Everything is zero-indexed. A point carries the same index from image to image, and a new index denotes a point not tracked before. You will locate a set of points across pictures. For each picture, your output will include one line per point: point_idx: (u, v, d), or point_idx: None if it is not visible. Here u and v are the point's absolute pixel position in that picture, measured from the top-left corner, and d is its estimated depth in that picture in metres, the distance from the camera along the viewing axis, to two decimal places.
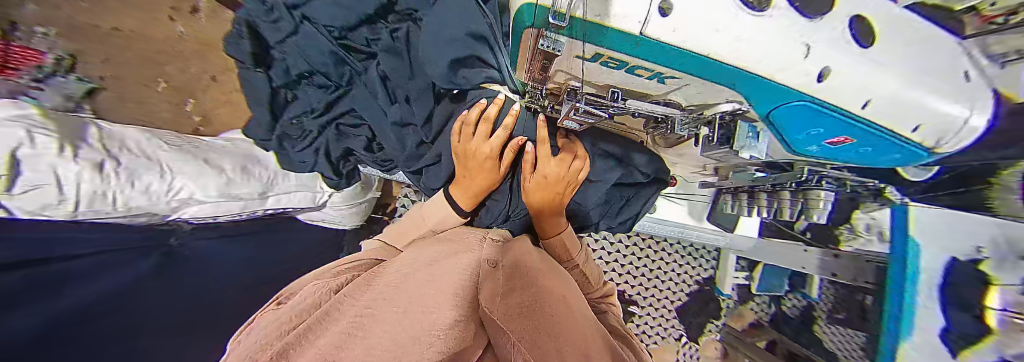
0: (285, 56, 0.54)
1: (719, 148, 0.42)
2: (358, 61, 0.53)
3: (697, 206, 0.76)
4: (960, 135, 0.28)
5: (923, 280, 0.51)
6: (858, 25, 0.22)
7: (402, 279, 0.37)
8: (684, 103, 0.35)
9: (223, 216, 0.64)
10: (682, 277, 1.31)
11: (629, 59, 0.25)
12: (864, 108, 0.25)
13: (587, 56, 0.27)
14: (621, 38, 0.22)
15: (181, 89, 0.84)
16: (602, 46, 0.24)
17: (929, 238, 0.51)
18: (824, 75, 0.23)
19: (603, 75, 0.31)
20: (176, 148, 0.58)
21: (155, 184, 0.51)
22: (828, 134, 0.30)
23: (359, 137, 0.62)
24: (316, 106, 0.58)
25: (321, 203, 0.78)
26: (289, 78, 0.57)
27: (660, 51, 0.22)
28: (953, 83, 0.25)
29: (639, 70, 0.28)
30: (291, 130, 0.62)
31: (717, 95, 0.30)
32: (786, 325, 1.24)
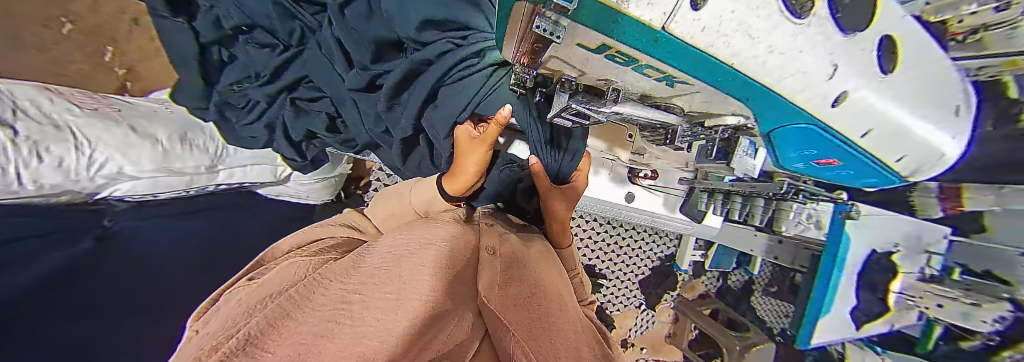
0: (213, 3, 0.43)
1: (714, 162, 0.46)
2: (309, 15, 0.44)
3: (672, 198, 0.76)
4: (931, 165, 0.31)
5: (849, 264, 0.65)
6: (879, 42, 0.21)
7: (398, 260, 0.29)
8: (686, 108, 0.33)
9: (164, 193, 0.57)
10: (648, 253, 1.41)
11: (642, 57, 0.20)
12: (864, 137, 0.26)
13: (592, 46, 0.20)
14: (639, 31, 0.16)
15: (92, 34, 0.68)
16: (611, 39, 0.18)
17: (858, 232, 0.65)
18: (839, 98, 0.22)
19: (603, 69, 0.26)
20: (90, 112, 0.48)
21: (69, 158, 0.43)
22: (820, 159, 0.31)
23: (319, 116, 0.55)
24: (262, 71, 0.49)
25: (284, 178, 0.74)
26: (221, 33, 0.46)
27: (681, 54, 0.17)
28: (940, 111, 0.27)
29: (650, 70, 0.23)
30: (233, 99, 0.54)
31: (723, 106, 0.28)
32: (728, 294, 1.46)
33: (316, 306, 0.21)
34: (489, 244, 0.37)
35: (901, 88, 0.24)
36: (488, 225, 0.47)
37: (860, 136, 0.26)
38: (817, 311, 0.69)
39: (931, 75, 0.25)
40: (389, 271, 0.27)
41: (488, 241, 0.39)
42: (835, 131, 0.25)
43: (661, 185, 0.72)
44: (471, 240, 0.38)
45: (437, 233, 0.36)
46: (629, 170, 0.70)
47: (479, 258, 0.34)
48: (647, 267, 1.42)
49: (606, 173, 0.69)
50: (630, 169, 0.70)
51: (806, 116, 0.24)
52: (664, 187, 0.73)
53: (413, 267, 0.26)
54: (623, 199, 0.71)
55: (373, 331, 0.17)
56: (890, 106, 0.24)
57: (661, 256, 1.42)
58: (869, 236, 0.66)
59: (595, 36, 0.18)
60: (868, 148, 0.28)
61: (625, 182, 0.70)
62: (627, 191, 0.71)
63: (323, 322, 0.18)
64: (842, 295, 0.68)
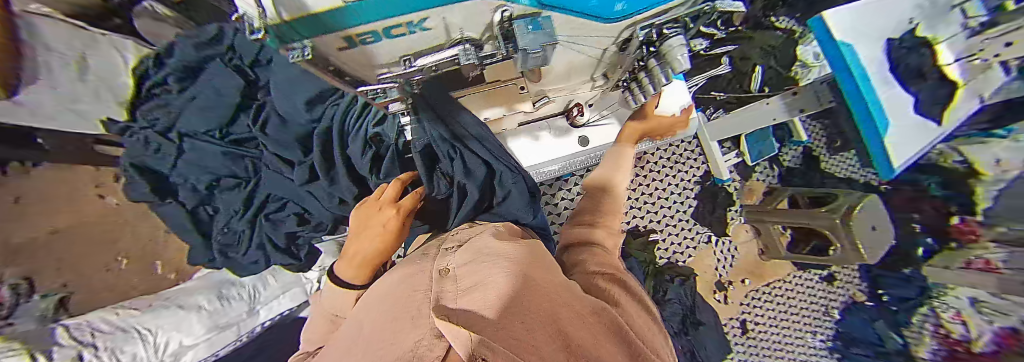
0: (183, 177, 0.56)
1: (523, 57, 0.34)
2: (250, 148, 0.56)
3: (621, 113, 0.72)
4: None
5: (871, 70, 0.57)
6: None
7: (357, 338, 0.29)
8: (477, 34, 0.31)
9: (223, 348, 0.62)
10: (682, 185, 1.29)
11: (367, 27, 0.21)
12: None
13: (344, 42, 0.24)
14: (344, 15, 0.17)
15: (141, 258, 0.91)
16: (336, 29, 0.20)
17: (852, 34, 0.57)
18: None
19: (393, 45, 0.28)
20: (148, 308, 0.60)
21: (138, 351, 0.54)
22: None
23: (288, 218, 0.59)
24: (238, 207, 0.58)
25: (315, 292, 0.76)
26: (201, 195, 0.58)
27: (360, 12, 0.17)
28: None
29: (396, 29, 0.24)
30: (226, 239, 0.61)
31: (483, 15, 0.26)
32: (795, 177, 1.27)
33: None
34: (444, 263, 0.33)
35: None
36: (443, 247, 0.42)
37: None
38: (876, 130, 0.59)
39: None
40: (354, 349, 0.27)
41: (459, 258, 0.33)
42: None
43: (599, 114, 0.71)
44: (431, 267, 0.35)
45: (406, 290, 0.31)
46: (565, 118, 0.70)
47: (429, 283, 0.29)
48: (691, 197, 1.30)
49: (547, 132, 0.70)
50: (565, 116, 0.70)
51: None
52: (604, 114, 0.71)
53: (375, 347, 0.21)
54: (578, 144, 0.71)
55: None
56: None
57: (697, 180, 1.29)
58: (867, 34, 0.58)
59: (328, 35, 0.21)
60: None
61: (569, 129, 0.71)
62: (577, 136, 0.71)
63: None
64: (891, 101, 0.59)
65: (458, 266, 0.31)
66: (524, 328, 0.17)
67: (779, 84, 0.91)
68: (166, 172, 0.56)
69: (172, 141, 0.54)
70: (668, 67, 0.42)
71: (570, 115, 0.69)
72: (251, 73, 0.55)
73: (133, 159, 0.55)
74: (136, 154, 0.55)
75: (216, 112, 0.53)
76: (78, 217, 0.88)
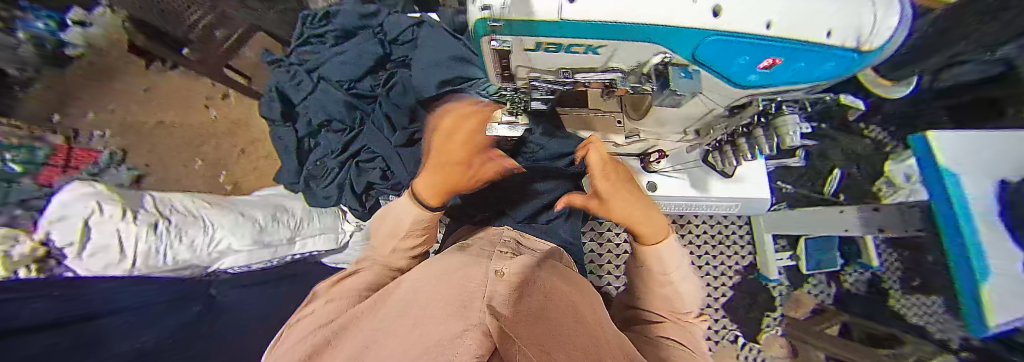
0: (307, 111, 0.68)
1: (665, 96, 0.36)
2: (365, 105, 0.68)
3: (696, 173, 0.67)
4: (884, 30, 0.26)
5: (981, 216, 0.44)
6: None
7: (416, 294, 0.29)
8: (627, 68, 0.34)
9: (257, 264, 0.65)
10: (721, 269, 1.21)
11: (560, 40, 0.28)
12: (770, 30, 0.24)
13: (532, 46, 0.31)
14: (552, 24, 0.26)
15: (214, 164, 0.99)
16: (539, 36, 0.28)
17: (960, 164, 0.47)
18: (718, 11, 0.23)
19: (553, 59, 0.34)
20: (216, 205, 0.63)
21: (199, 238, 0.55)
22: (756, 60, 0.28)
23: (373, 170, 0.65)
24: (336, 148, 0.66)
25: (343, 244, 0.80)
26: (312, 129, 0.68)
27: (576, 28, 0.26)
28: None
29: (577, 48, 0.30)
30: (316, 171, 0.67)
31: (643, 54, 0.30)
32: (853, 304, 1.11)
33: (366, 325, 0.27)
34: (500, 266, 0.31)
35: None
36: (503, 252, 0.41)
37: (764, 29, 0.24)
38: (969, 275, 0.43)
39: None
40: (399, 310, 0.26)
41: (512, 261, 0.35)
42: (737, 32, 0.24)
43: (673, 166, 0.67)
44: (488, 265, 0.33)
45: (449, 269, 0.32)
46: (639, 161, 0.66)
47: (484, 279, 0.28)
48: (729, 287, 1.20)
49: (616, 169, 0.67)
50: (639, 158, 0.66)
51: (703, 34, 0.24)
52: (677, 168, 0.67)
53: (425, 305, 0.24)
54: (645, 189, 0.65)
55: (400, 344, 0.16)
56: None
57: (739, 269, 1.21)
58: (978, 170, 0.47)
59: (529, 38, 0.29)
60: (812, 38, 0.25)
61: (638, 172, 0.66)
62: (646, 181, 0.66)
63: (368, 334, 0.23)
64: (1005, 248, 0.42)
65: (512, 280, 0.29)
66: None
67: (860, 194, 0.80)
68: (297, 102, 0.70)
69: (314, 80, 0.69)
70: (779, 137, 0.44)
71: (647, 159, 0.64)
72: (389, 47, 0.70)
73: (281, 85, 0.70)
74: (283, 83, 0.70)
75: (354, 67, 0.68)
76: (179, 114, 1.00)
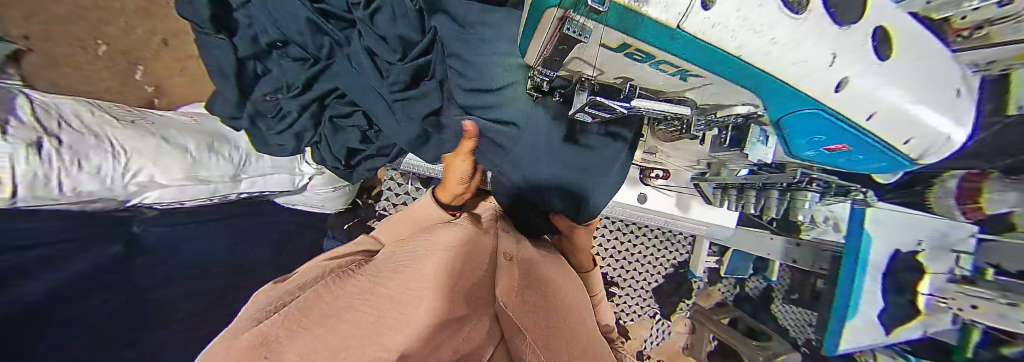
0: (251, 21, 0.55)
1: (729, 150, 0.48)
2: (337, 30, 0.54)
3: (683, 197, 0.85)
4: (938, 148, 0.35)
5: (869, 271, 0.65)
6: (885, 37, 0.26)
7: (415, 259, 0.33)
8: (698, 102, 0.36)
9: (191, 201, 0.59)
10: (660, 261, 1.39)
11: (658, 53, 0.22)
12: (871, 120, 0.29)
13: (613, 45, 0.23)
14: (656, 28, 0.18)
15: (126, 53, 0.78)
16: (631, 38, 0.21)
17: (877, 230, 0.64)
18: (842, 84, 0.25)
19: (623, 67, 0.29)
20: (129, 124, 0.51)
21: (108, 166, 0.44)
22: (829, 140, 0.33)
23: (352, 131, 0.66)
24: (296, 82, 0.61)
25: (300, 186, 0.77)
26: (257, 47, 0.58)
27: (695, 50, 0.20)
28: (946, 100, 0.31)
29: (665, 65, 0.26)
30: (265, 107, 0.65)
31: (732, 97, 0.31)
32: (746, 303, 1.40)
33: (332, 312, 0.25)
34: (504, 250, 0.41)
35: (909, 76, 0.27)
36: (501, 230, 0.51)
37: (867, 119, 0.29)
38: (844, 314, 0.66)
39: (935, 59, 0.29)
40: (411, 263, 0.32)
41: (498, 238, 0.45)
42: (840, 113, 0.27)
43: (671, 185, 0.83)
44: (486, 244, 0.41)
45: (440, 241, 0.37)
46: (639, 172, 0.82)
47: (494, 262, 0.37)
48: (660, 275, 1.40)
49: None
50: (642, 171, 0.81)
51: (820, 104, 0.26)
52: (673, 187, 0.84)
53: (428, 260, 0.31)
54: (636, 199, 0.83)
55: (389, 338, 0.19)
56: (892, 98, 0.27)
57: (673, 263, 1.40)
58: (888, 234, 0.65)
59: (617, 36, 0.21)
60: (886, 139, 0.31)
61: (638, 182, 0.82)
62: (639, 191, 0.82)
63: (344, 326, 0.22)
64: (868, 296, 0.66)
65: (512, 264, 0.38)
66: (571, 358, 0.25)
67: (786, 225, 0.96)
68: (235, 2, 0.53)
69: None
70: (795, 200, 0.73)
71: (646, 173, 0.80)
72: None
73: None
74: None
75: None
76: None
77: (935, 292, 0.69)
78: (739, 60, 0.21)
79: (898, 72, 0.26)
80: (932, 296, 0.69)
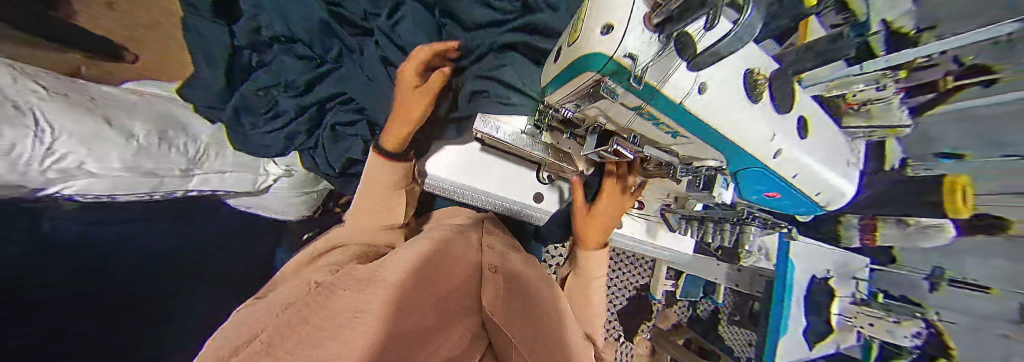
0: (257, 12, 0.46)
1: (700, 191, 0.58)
2: (348, 36, 0.51)
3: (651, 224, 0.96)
4: (837, 198, 0.46)
5: (796, 293, 0.79)
6: (806, 121, 0.37)
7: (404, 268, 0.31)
8: (680, 155, 0.42)
9: (123, 195, 0.50)
10: (623, 282, 1.47)
11: (659, 115, 0.32)
12: (793, 178, 0.40)
13: (629, 105, 0.32)
14: (662, 100, 0.29)
15: None
16: (644, 102, 0.30)
17: (801, 260, 0.79)
18: (777, 153, 0.36)
19: (629, 121, 0.36)
20: (62, 96, 0.42)
21: (27, 148, 0.36)
22: (768, 191, 0.43)
23: (354, 137, 0.67)
24: (295, 82, 0.55)
25: (262, 189, 0.72)
26: (259, 40, 0.49)
27: (681, 115, 0.30)
28: (845, 166, 0.43)
29: (663, 126, 0.34)
30: (255, 103, 0.58)
31: (706, 154, 0.39)
32: (698, 324, 1.52)
33: (329, 313, 0.23)
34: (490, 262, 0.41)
35: (818, 147, 0.39)
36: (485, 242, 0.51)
37: (793, 177, 0.40)
38: (778, 332, 0.77)
39: (836, 137, 0.42)
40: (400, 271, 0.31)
41: (488, 255, 0.46)
42: (775, 172, 0.38)
43: (644, 213, 0.93)
44: (475, 259, 0.41)
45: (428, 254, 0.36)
46: None
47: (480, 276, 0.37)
48: (624, 296, 1.47)
49: None
50: None
51: (761, 164, 0.37)
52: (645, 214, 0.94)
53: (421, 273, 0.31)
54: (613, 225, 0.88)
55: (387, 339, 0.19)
56: (810, 163, 0.39)
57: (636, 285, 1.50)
58: (806, 263, 0.80)
59: (635, 101, 0.30)
60: (805, 192, 0.42)
61: None
62: None
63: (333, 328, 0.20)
64: (795, 316, 0.79)
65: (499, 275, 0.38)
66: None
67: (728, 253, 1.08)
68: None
69: None
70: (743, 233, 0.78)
71: None
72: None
73: None
74: None
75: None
76: None
77: (843, 313, 0.84)
78: (703, 120, 0.30)
79: (814, 145, 0.38)
80: (842, 317, 0.85)
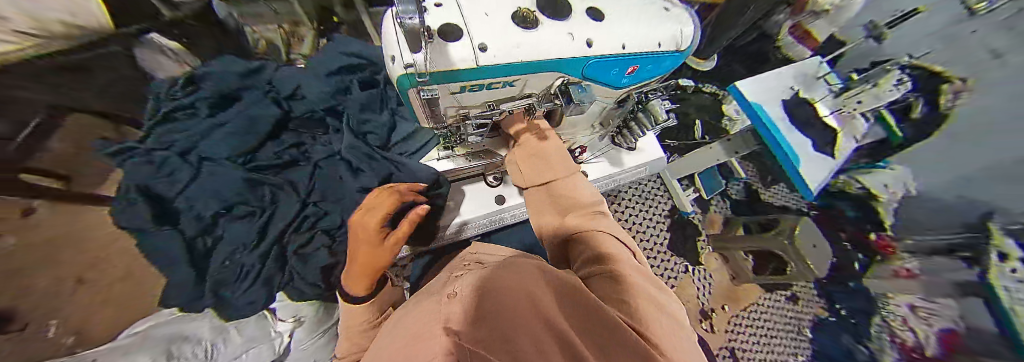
0: (192, 204, 0.62)
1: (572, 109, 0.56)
2: (273, 176, 0.69)
3: (613, 155, 0.99)
4: (683, 38, 0.56)
5: (782, 128, 1.01)
6: (592, 13, 0.51)
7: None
8: (538, 91, 0.56)
9: None
10: (654, 219, 1.33)
11: (478, 82, 0.47)
12: (626, 48, 0.51)
13: (458, 89, 0.49)
14: (466, 72, 0.43)
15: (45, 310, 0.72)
16: (461, 81, 0.46)
17: (762, 98, 1.05)
18: (591, 43, 0.49)
19: (481, 98, 0.54)
20: None
21: None
22: (620, 68, 0.55)
23: (316, 252, 0.67)
24: (248, 237, 0.63)
25: (282, 351, 0.75)
26: (204, 222, 0.63)
27: (487, 71, 0.45)
28: (656, 17, 0.55)
29: (495, 85, 0.50)
30: (225, 274, 0.63)
31: (549, 78, 0.52)
32: (742, 207, 1.47)
33: None
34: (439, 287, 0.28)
35: (620, 20, 0.52)
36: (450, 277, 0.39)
37: (623, 48, 0.50)
38: (789, 162, 0.99)
39: (636, 6, 0.55)
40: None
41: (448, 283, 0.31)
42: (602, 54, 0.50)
43: (594, 154, 0.98)
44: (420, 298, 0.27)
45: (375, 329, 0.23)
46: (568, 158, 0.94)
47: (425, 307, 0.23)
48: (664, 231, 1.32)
49: None
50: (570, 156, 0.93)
51: (584, 56, 0.49)
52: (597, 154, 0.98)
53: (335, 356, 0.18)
54: None
55: None
56: (622, 33, 0.50)
57: (666, 212, 1.34)
58: (773, 96, 1.07)
59: (454, 85, 0.47)
60: (648, 49, 0.53)
61: None
62: None
63: None
64: (795, 140, 1.02)
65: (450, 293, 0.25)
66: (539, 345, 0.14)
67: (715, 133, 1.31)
68: (173, 196, 0.63)
69: (194, 166, 0.65)
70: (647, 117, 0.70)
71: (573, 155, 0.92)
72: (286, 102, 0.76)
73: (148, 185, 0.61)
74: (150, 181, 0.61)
75: (246, 137, 0.68)
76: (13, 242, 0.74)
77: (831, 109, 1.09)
78: (505, 64, 0.44)
79: (613, 23, 0.51)
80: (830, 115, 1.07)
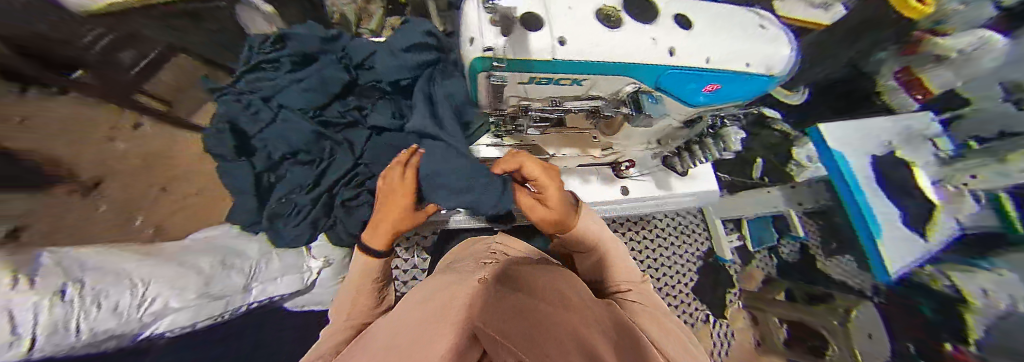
0: (265, 143, 0.67)
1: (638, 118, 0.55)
2: (335, 132, 0.72)
3: (660, 177, 0.92)
4: (776, 60, 0.50)
5: (868, 192, 0.88)
6: (679, 19, 0.47)
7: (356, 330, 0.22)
8: (603, 94, 0.55)
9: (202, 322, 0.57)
10: (686, 257, 1.26)
11: (549, 75, 0.46)
12: (709, 62, 0.47)
13: (525, 80, 0.48)
14: (539, 62, 0.42)
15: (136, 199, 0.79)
16: (531, 72, 0.45)
17: (848, 148, 0.92)
18: (673, 51, 0.45)
19: (545, 91, 0.53)
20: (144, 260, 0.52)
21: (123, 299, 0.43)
22: (699, 84, 0.51)
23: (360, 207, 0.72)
24: (306, 181, 0.68)
25: (309, 283, 0.78)
26: (271, 161, 0.68)
27: (562, 65, 0.43)
28: (748, 31, 0.50)
29: (563, 81, 0.49)
30: (281, 208, 0.68)
31: (619, 83, 0.50)
32: (789, 271, 1.32)
33: None
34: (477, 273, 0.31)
35: (709, 30, 0.48)
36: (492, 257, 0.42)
37: (706, 62, 0.47)
38: (870, 235, 0.86)
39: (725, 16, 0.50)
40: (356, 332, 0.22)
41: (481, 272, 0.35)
42: (683, 66, 0.46)
43: (642, 171, 0.91)
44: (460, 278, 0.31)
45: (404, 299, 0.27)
46: (612, 169, 0.89)
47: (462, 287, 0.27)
48: (693, 272, 1.25)
49: (596, 177, 0.88)
50: (614, 168, 0.89)
51: (665, 65, 0.46)
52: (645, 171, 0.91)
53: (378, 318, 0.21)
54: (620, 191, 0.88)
55: None
56: (708, 44, 0.47)
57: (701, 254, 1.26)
58: (861, 150, 0.93)
59: (523, 75, 0.46)
60: (734, 68, 0.48)
61: (616, 179, 0.88)
62: (620, 186, 0.88)
63: None
64: (882, 212, 0.87)
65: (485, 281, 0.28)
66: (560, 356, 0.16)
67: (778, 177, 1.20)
68: (252, 133, 0.67)
69: (271, 109, 0.69)
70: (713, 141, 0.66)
71: (619, 168, 0.87)
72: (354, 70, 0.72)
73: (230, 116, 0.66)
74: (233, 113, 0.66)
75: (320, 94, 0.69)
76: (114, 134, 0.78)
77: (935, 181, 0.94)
78: (579, 61, 0.43)
79: (700, 32, 0.47)
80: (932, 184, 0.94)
